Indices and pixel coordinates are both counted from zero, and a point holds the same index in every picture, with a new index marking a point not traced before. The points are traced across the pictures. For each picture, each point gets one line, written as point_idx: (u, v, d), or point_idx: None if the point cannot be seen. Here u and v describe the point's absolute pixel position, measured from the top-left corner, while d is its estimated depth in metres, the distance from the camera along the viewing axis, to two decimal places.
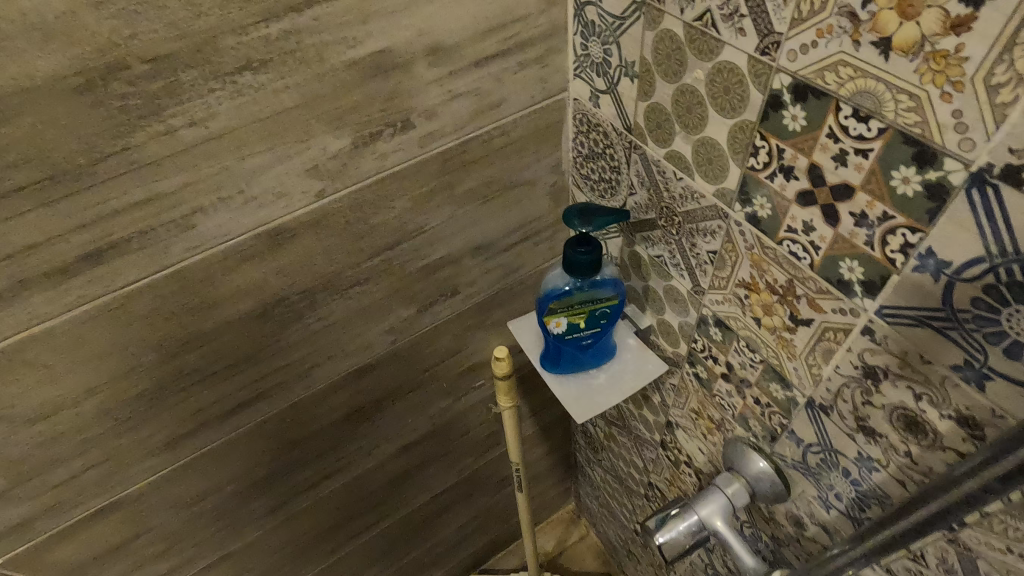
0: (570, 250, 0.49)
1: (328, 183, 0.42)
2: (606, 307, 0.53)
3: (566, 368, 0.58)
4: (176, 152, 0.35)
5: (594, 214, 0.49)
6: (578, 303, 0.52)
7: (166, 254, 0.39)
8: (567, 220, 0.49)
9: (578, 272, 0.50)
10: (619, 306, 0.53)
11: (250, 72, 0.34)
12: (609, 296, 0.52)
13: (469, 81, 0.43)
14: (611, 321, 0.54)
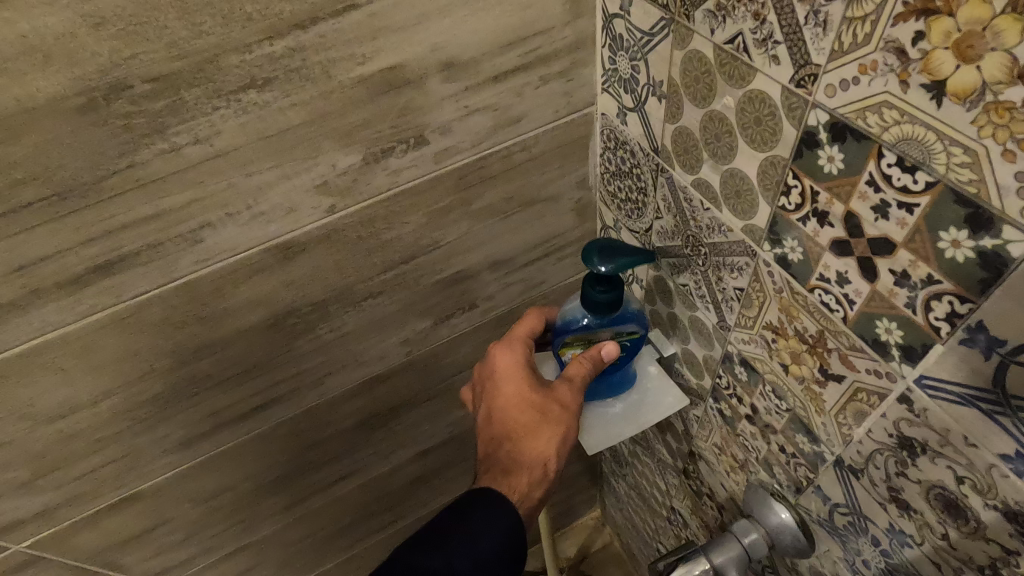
0: (588, 286, 0.47)
1: (338, 200, 0.42)
2: (626, 339, 0.51)
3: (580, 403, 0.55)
4: (182, 169, 0.35)
5: (614, 256, 0.45)
6: (596, 335, 0.50)
7: (175, 266, 0.39)
8: (586, 261, 0.45)
9: (597, 307, 0.47)
10: (639, 338, 0.51)
11: (255, 90, 0.33)
12: (629, 328, 0.50)
13: (486, 96, 0.41)
14: (631, 353, 0.52)
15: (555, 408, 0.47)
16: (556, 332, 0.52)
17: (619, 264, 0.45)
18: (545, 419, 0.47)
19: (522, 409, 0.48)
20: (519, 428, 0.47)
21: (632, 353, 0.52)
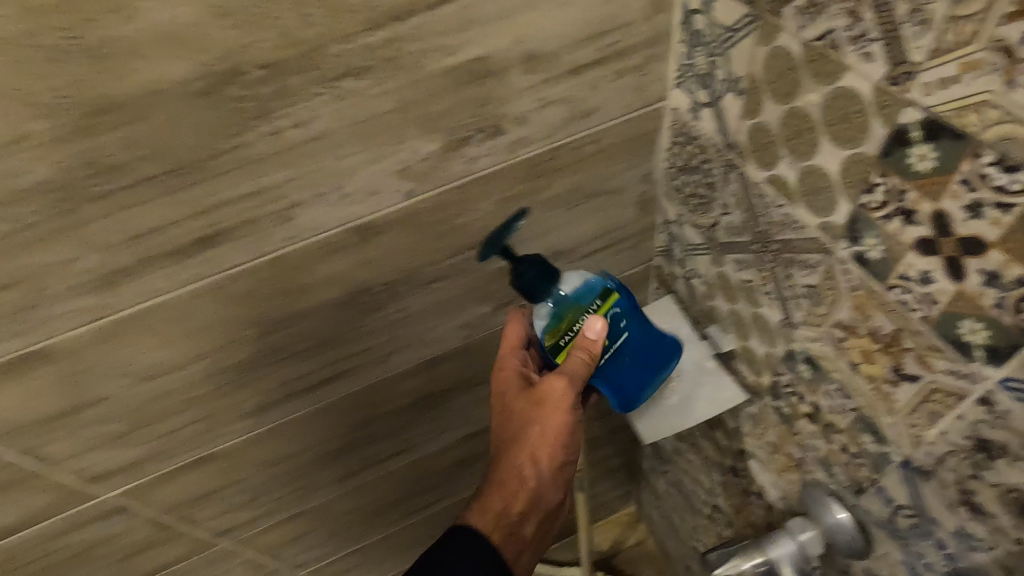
0: (525, 281, 0.46)
1: (417, 184, 0.44)
2: (611, 309, 0.48)
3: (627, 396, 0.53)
4: (281, 151, 0.37)
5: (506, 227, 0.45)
6: (567, 328, 0.48)
7: (267, 241, 0.42)
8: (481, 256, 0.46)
9: (548, 292, 0.47)
10: (621, 299, 0.49)
11: (351, 78, 0.35)
12: (596, 301, 0.48)
13: (563, 89, 0.42)
14: (628, 317, 0.50)
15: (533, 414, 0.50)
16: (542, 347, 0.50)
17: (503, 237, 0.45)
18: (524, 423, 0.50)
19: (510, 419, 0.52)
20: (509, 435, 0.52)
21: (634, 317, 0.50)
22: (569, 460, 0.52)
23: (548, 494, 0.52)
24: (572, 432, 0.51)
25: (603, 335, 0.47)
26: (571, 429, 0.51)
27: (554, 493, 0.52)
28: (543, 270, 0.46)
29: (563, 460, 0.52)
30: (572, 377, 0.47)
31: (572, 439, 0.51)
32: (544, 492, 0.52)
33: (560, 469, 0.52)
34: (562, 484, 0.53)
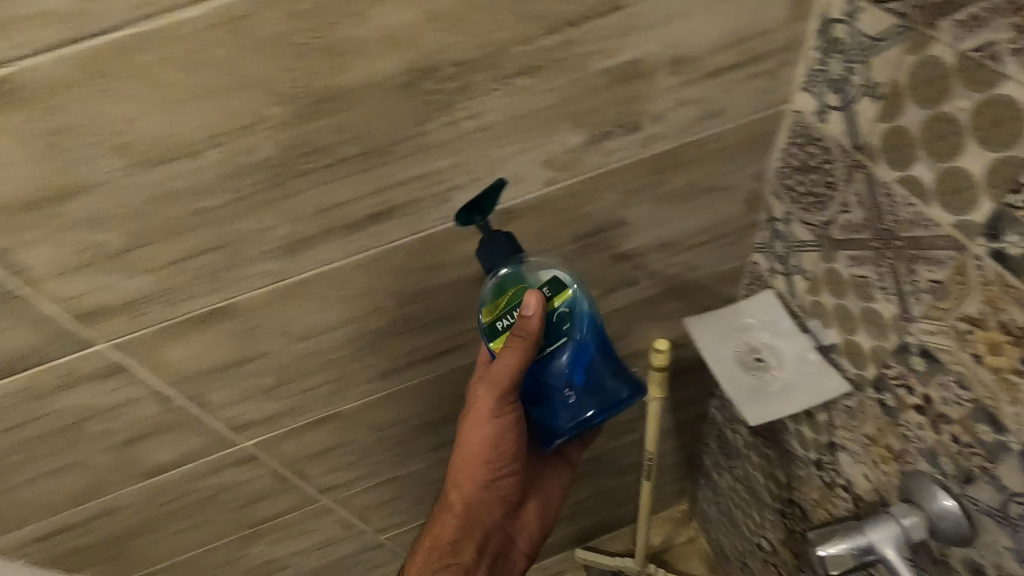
0: (484, 256, 0.47)
1: (558, 173, 0.48)
2: (557, 308, 0.50)
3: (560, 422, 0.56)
4: (454, 139, 0.42)
5: (480, 200, 0.46)
6: (508, 309, 0.49)
7: (425, 219, 0.47)
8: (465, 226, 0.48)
9: (499, 265, 0.48)
10: (574, 305, 0.50)
11: (525, 76, 0.40)
12: (546, 291, 0.49)
13: (701, 90, 0.46)
14: (575, 324, 0.51)
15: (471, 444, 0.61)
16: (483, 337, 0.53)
17: (485, 209, 0.46)
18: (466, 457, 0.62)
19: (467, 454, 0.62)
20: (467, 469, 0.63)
21: (585, 329, 0.52)
22: (494, 473, 0.64)
23: (474, 508, 0.66)
24: (495, 448, 0.60)
25: (536, 318, 0.48)
26: (495, 445, 0.60)
27: (488, 502, 0.66)
28: (491, 243, 0.47)
29: (486, 479, 0.64)
30: (497, 376, 0.51)
31: (503, 450, 0.61)
32: (477, 506, 0.66)
33: (489, 483, 0.65)
34: (497, 490, 0.66)
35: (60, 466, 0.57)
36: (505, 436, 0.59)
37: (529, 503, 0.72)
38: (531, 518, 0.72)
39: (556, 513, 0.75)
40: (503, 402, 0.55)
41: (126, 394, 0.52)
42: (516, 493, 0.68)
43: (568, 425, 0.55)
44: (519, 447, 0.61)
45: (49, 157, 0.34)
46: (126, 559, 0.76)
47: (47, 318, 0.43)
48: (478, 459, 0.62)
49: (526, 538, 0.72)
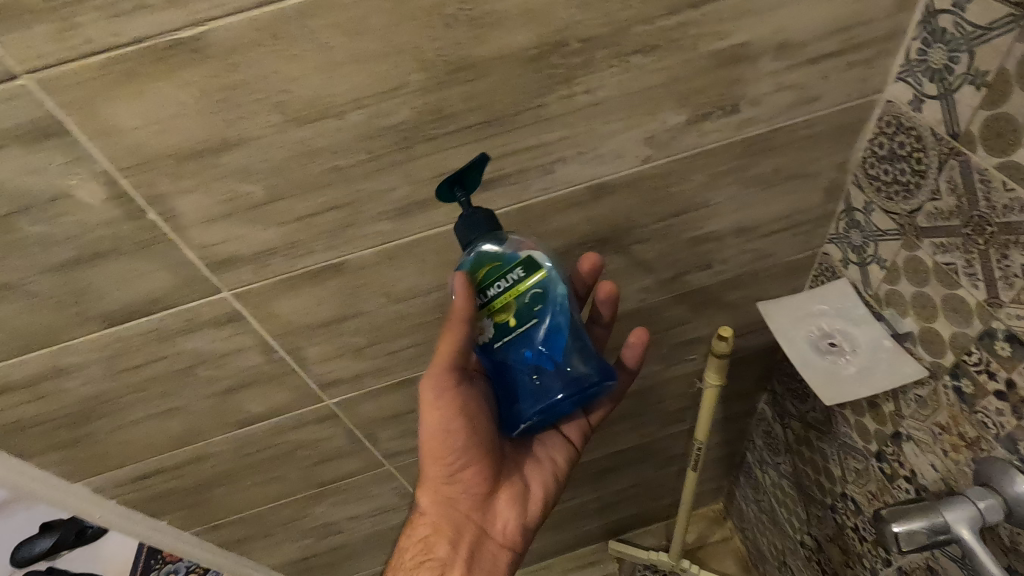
0: (460, 231, 0.46)
1: (654, 152, 0.50)
2: (530, 289, 0.47)
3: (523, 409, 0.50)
4: (567, 112, 0.45)
5: (464, 178, 0.45)
6: (482, 285, 0.47)
7: (527, 190, 0.50)
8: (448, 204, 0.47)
9: (475, 242, 0.46)
10: (549, 285, 0.47)
11: (641, 54, 0.43)
12: (520, 270, 0.47)
13: (800, 76, 0.48)
14: (548, 307, 0.48)
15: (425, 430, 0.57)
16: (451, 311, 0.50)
17: (470, 185, 0.45)
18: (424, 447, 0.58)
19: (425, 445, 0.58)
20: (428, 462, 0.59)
21: (558, 314, 0.48)
22: (455, 466, 0.58)
23: (440, 506, 0.60)
24: (449, 438, 0.56)
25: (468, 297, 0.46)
26: (449, 437, 0.56)
27: (451, 495, 0.60)
28: (468, 220, 0.45)
29: (446, 475, 0.58)
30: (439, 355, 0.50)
31: (459, 441, 0.56)
32: (444, 505, 0.60)
33: (451, 478, 0.59)
34: (462, 483, 0.59)
35: (167, 409, 0.61)
36: (453, 422, 0.55)
37: (503, 494, 0.62)
38: (508, 509, 0.62)
39: (541, 497, 0.64)
40: (443, 381, 0.53)
41: (236, 343, 0.56)
42: (486, 484, 0.60)
43: (525, 412, 0.50)
44: (477, 434, 0.57)
45: (220, 111, 0.38)
46: (203, 508, 0.80)
47: (185, 263, 0.47)
48: (435, 454, 0.57)
49: (506, 534, 0.62)
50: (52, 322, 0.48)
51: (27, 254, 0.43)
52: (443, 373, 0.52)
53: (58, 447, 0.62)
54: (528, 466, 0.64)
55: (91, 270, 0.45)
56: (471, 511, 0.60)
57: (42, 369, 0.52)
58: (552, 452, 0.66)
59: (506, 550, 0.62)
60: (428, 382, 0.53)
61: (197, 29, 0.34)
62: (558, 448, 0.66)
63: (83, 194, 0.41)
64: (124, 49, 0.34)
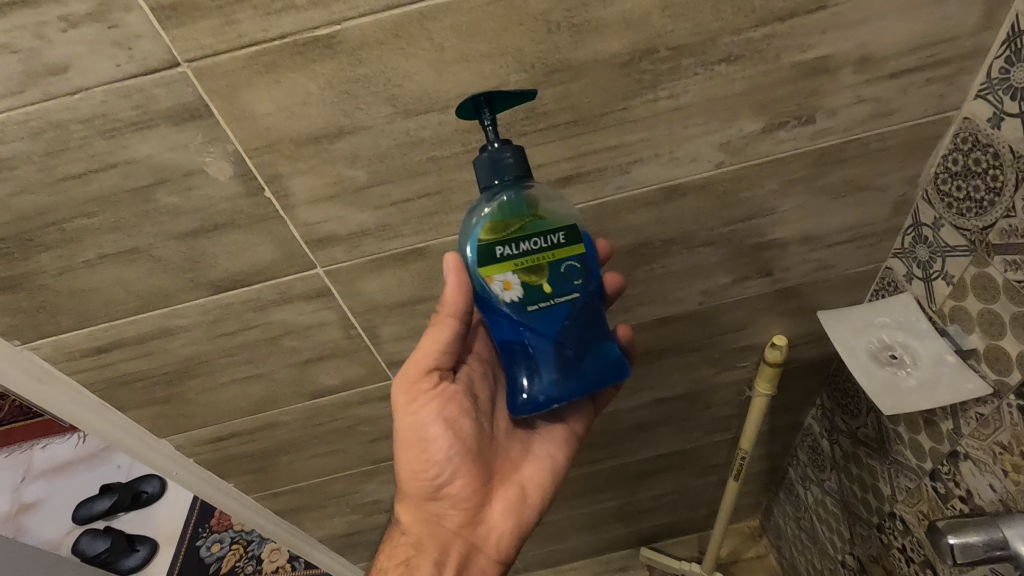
0: (484, 169, 0.43)
1: (728, 158, 0.53)
2: (568, 259, 0.47)
3: (546, 389, 0.49)
4: (650, 116, 0.48)
5: (492, 103, 0.43)
6: (513, 235, 0.45)
7: (603, 188, 0.53)
8: (466, 121, 0.44)
9: (508, 186, 0.44)
10: (585, 260, 0.48)
11: (726, 63, 0.46)
12: (561, 236, 0.46)
13: (877, 89, 0.50)
14: (580, 279, 0.48)
15: (407, 438, 0.57)
16: (470, 259, 0.46)
17: (499, 109, 0.44)
18: (405, 458, 0.58)
19: (406, 456, 0.58)
20: (410, 474, 0.58)
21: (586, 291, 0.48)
22: (437, 479, 0.57)
23: (425, 524, 0.58)
24: (427, 447, 0.56)
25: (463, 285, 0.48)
26: (426, 446, 0.56)
27: (436, 511, 0.59)
28: (497, 161, 0.43)
29: (428, 489, 0.58)
30: (427, 353, 0.54)
31: (437, 451, 0.56)
32: (427, 523, 0.59)
33: (435, 492, 0.58)
34: (447, 497, 0.58)
35: (251, 375, 0.66)
36: (429, 430, 0.56)
37: (493, 506, 0.60)
38: (501, 522, 0.60)
39: (536, 506, 0.63)
40: (419, 386, 0.55)
41: (321, 317, 0.60)
42: (472, 496, 0.59)
43: (550, 393, 0.49)
44: (454, 441, 0.57)
45: (341, 102, 0.43)
46: (267, 475, 0.85)
47: (289, 239, 0.52)
48: (415, 467, 0.57)
49: (499, 548, 0.60)
50: (168, 286, 0.54)
51: (158, 222, 0.49)
52: (420, 377, 0.55)
53: (153, 403, 0.68)
54: (521, 473, 0.62)
55: (209, 240, 0.51)
56: (460, 528, 0.59)
57: (152, 328, 0.58)
58: (548, 458, 0.64)
59: (498, 564, 0.60)
60: (402, 394, 0.56)
61: (334, 28, 0.39)
62: (554, 453, 0.65)
63: (213, 170, 0.45)
64: (270, 44, 0.39)
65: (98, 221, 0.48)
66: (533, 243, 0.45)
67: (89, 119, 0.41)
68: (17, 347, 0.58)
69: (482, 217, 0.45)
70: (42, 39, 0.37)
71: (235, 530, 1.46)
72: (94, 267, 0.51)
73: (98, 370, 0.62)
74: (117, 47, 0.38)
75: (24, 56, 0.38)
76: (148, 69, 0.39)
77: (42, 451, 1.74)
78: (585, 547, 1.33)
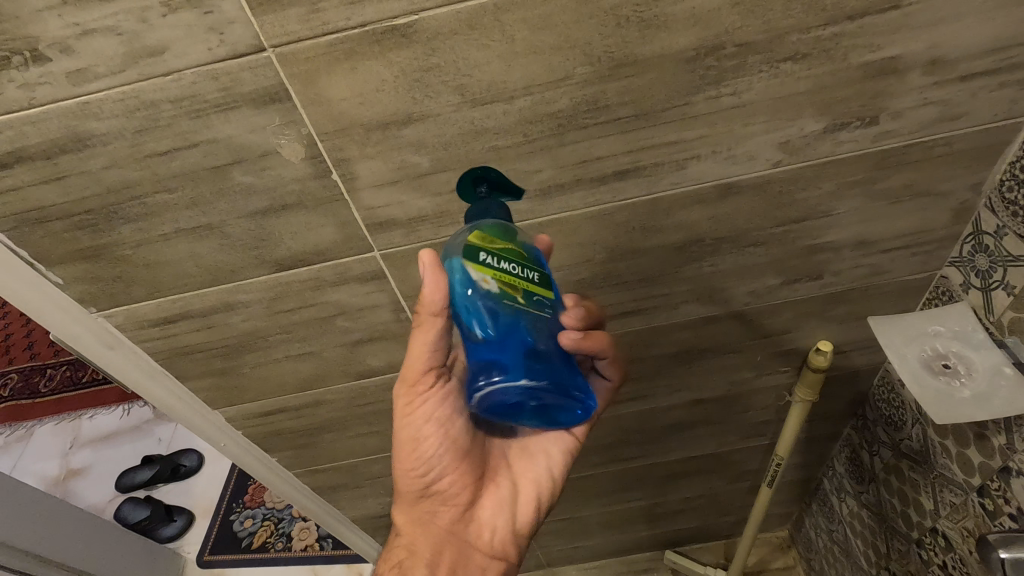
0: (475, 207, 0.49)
1: (787, 157, 0.53)
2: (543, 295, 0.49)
3: (522, 374, 0.47)
4: (711, 113, 0.48)
5: (488, 178, 0.49)
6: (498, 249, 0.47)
7: (658, 183, 0.53)
8: (462, 195, 0.49)
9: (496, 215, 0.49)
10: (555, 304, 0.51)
11: (792, 61, 0.46)
12: (538, 275, 0.49)
13: (946, 92, 0.49)
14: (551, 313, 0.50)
15: (401, 439, 0.57)
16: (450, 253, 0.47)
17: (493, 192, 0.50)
18: (399, 459, 0.58)
19: (399, 457, 0.58)
20: (403, 475, 0.58)
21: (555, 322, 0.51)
22: (428, 476, 0.58)
23: (418, 523, 0.58)
24: (419, 446, 0.57)
25: (441, 285, 0.46)
26: (417, 446, 0.57)
27: (429, 509, 0.59)
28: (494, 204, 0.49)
29: (419, 488, 0.58)
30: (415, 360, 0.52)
31: (428, 450, 0.57)
32: (420, 522, 0.58)
33: (426, 490, 0.58)
34: (439, 494, 0.58)
35: (303, 352, 0.69)
36: (420, 429, 0.56)
37: (487, 502, 0.60)
38: (494, 517, 0.59)
39: (532, 503, 0.61)
40: (412, 386, 0.55)
41: (373, 300, 0.62)
42: (463, 492, 0.59)
43: (530, 379, 0.47)
44: (447, 439, 0.57)
45: (412, 89, 0.44)
46: (309, 452, 0.88)
47: (352, 221, 0.54)
48: (408, 466, 0.58)
49: (493, 546, 0.59)
50: (236, 262, 0.57)
51: (232, 200, 0.51)
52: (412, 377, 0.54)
53: (210, 374, 0.71)
54: (515, 469, 0.62)
55: (278, 219, 0.53)
56: (453, 526, 0.58)
57: (216, 303, 0.61)
58: (543, 454, 0.63)
59: (496, 561, 0.59)
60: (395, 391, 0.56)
61: (411, 18, 0.41)
62: (550, 447, 0.63)
63: (287, 152, 0.48)
64: (351, 32, 0.41)
65: (178, 197, 0.51)
66: (515, 266, 0.48)
67: (179, 99, 0.44)
68: (92, 314, 0.61)
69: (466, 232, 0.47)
70: (144, 23, 0.40)
71: (267, 507, 1.50)
72: (169, 241, 0.54)
73: (163, 340, 0.65)
74: (210, 32, 0.40)
75: (127, 39, 0.41)
76: (237, 54, 0.41)
77: (88, 421, 1.81)
78: (609, 546, 1.32)
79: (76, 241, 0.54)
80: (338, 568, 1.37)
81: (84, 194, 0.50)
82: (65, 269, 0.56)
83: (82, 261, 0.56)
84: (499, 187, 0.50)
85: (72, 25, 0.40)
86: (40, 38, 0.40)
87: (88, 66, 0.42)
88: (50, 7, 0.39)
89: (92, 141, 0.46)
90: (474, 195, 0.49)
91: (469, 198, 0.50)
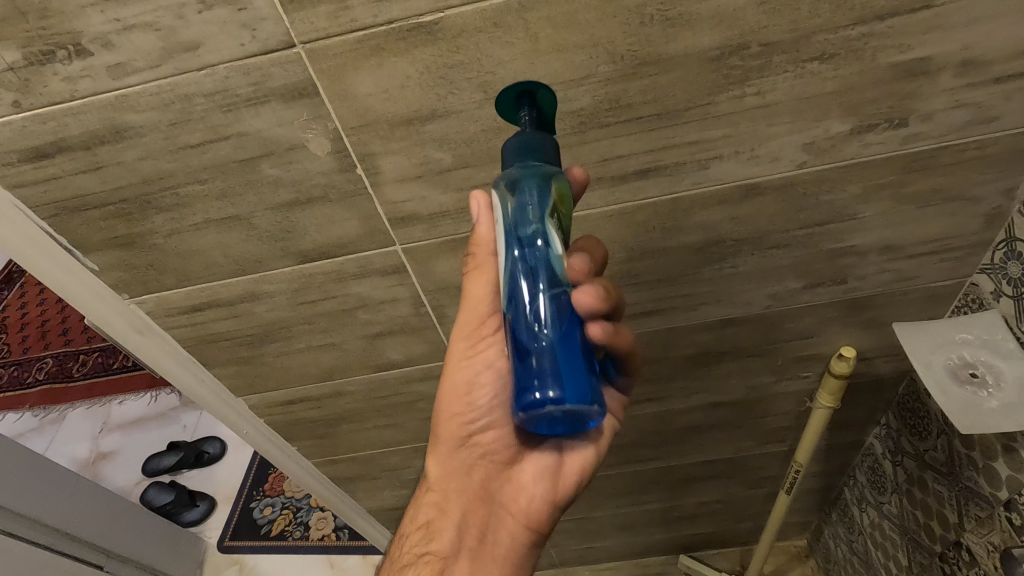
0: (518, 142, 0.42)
1: (811, 159, 0.52)
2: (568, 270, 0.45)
3: (585, 390, 0.43)
4: (733, 112, 0.48)
5: (534, 99, 0.44)
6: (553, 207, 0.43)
7: (678, 183, 0.53)
8: (505, 100, 0.44)
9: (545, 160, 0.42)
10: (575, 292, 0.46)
11: (818, 62, 0.45)
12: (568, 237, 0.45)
13: (979, 94, 0.48)
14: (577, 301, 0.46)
15: (456, 388, 0.55)
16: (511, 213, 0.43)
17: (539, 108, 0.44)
18: (446, 408, 0.56)
19: (449, 406, 0.55)
20: (446, 425, 0.56)
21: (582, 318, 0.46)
22: (473, 424, 0.55)
23: (451, 477, 0.57)
24: (471, 391, 0.54)
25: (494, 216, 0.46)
26: (471, 393, 0.55)
27: (466, 462, 0.56)
28: (538, 139, 0.42)
29: (462, 438, 0.56)
30: (475, 302, 0.50)
31: (482, 396, 0.54)
32: (454, 476, 0.57)
33: (466, 440, 0.56)
34: (480, 447, 0.56)
35: (325, 343, 0.70)
36: (478, 377, 0.54)
37: (527, 467, 0.55)
38: (533, 483, 0.55)
39: (577, 479, 0.54)
40: (477, 332, 0.52)
41: (395, 293, 0.63)
42: (504, 450, 0.56)
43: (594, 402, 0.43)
44: (500, 388, 0.54)
45: (437, 86, 0.45)
46: (327, 442, 0.90)
47: (374, 216, 0.55)
48: (457, 412, 0.55)
49: (529, 510, 0.55)
50: (262, 252, 0.58)
51: (260, 192, 0.53)
52: (480, 324, 0.52)
53: (235, 362, 0.73)
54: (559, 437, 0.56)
55: (303, 212, 0.54)
56: (488, 483, 0.56)
57: (243, 292, 0.63)
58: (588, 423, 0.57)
59: (528, 529, 0.55)
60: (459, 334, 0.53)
61: (436, 15, 0.41)
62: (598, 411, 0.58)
63: (313, 146, 0.49)
64: (378, 29, 0.42)
65: (208, 188, 0.52)
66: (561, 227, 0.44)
67: (212, 93, 0.45)
68: (124, 300, 0.64)
69: (536, 178, 0.42)
70: (180, 19, 0.41)
71: (286, 496, 1.53)
72: (200, 231, 0.56)
73: (191, 328, 0.67)
74: (243, 28, 0.42)
75: (164, 34, 0.42)
76: (267, 50, 0.43)
77: (118, 406, 1.87)
78: (623, 548, 1.32)
79: (112, 230, 0.56)
80: (354, 559, 1.39)
81: (121, 183, 0.52)
82: (101, 256, 0.59)
83: (117, 248, 0.58)
84: (542, 117, 0.44)
85: (113, 21, 0.41)
86: (83, 33, 0.42)
87: (127, 60, 0.43)
88: (93, 3, 0.41)
89: (129, 132, 0.48)
90: (514, 117, 0.44)
91: (508, 114, 0.45)
